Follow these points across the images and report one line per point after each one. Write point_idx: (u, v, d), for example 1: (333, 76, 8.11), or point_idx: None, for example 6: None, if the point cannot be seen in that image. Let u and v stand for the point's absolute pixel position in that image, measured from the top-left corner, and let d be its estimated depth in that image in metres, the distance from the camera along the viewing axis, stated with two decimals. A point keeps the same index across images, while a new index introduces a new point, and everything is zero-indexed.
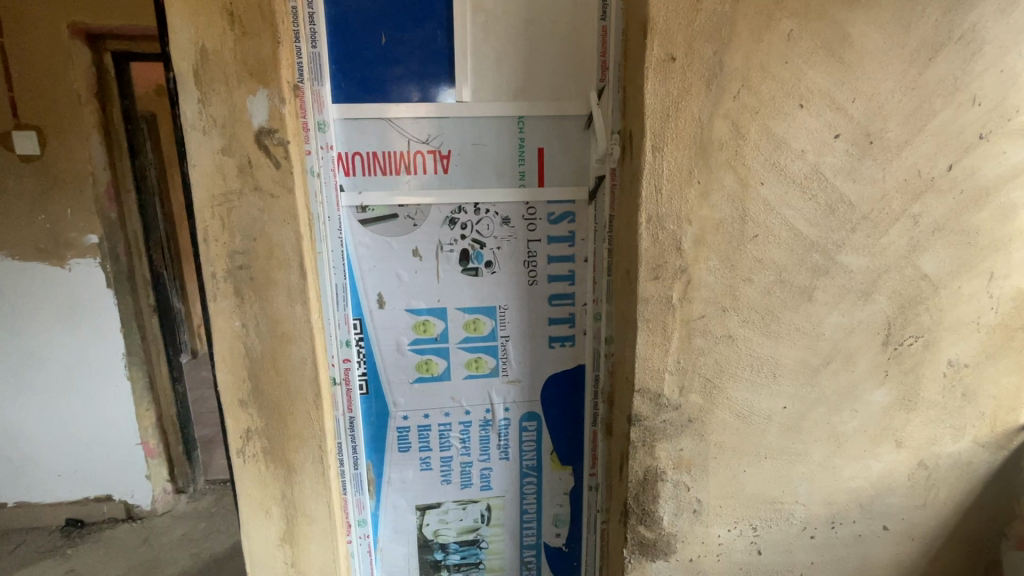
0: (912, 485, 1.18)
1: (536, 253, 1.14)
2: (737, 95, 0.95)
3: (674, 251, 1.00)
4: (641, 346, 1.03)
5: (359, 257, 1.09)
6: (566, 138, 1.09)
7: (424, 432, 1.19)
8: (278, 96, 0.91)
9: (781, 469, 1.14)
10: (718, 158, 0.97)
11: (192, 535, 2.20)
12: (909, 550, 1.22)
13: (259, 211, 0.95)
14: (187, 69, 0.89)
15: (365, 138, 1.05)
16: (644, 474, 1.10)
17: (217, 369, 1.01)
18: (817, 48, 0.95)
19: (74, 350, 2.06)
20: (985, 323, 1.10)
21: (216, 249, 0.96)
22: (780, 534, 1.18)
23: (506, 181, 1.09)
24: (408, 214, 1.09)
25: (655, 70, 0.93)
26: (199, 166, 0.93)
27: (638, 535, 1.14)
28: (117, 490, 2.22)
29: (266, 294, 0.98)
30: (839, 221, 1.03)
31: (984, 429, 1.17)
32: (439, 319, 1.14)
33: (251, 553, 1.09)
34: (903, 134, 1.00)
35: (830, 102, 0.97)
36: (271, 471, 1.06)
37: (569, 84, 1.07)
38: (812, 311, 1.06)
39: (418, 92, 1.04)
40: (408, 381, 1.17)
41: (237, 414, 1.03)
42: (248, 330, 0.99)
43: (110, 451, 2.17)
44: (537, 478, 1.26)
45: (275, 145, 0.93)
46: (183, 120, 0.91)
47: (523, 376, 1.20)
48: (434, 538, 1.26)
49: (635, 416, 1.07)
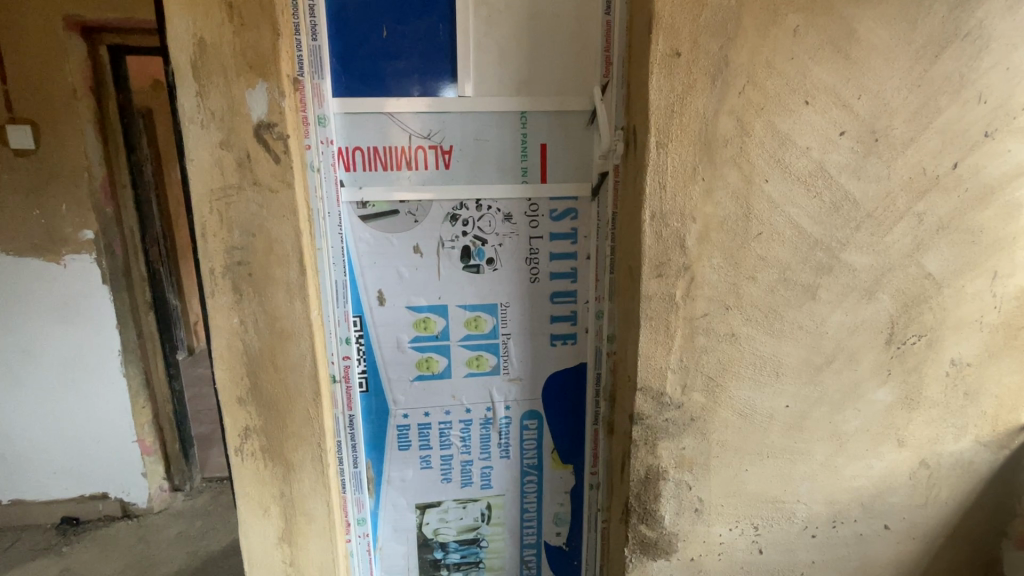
0: (913, 484, 1.18)
1: (538, 251, 1.13)
2: (742, 91, 0.94)
3: (678, 249, 0.99)
4: (644, 344, 1.03)
5: (359, 253, 1.08)
6: (569, 134, 1.08)
7: (424, 431, 1.18)
8: (277, 89, 0.90)
9: (783, 468, 1.14)
10: (723, 154, 0.96)
11: (188, 534, 2.18)
12: (910, 549, 1.22)
13: (258, 206, 0.93)
14: (185, 61, 0.88)
15: (365, 133, 1.04)
16: (646, 473, 1.09)
17: (215, 366, 0.99)
18: (823, 45, 0.94)
19: (69, 347, 2.04)
20: (988, 323, 1.10)
21: (214, 244, 0.94)
22: (781, 534, 1.18)
23: (508, 177, 1.08)
24: (408, 210, 1.08)
25: (660, 66, 0.92)
26: (197, 160, 0.91)
27: (639, 534, 1.13)
28: (113, 488, 2.21)
29: (265, 290, 0.97)
30: (843, 219, 1.02)
31: (986, 428, 1.16)
32: (440, 317, 1.13)
33: (249, 552, 1.08)
34: (909, 131, 1.00)
35: (836, 99, 0.96)
36: (270, 469, 1.05)
37: (572, 79, 1.06)
38: (815, 309, 1.06)
39: (419, 87, 1.03)
40: (408, 379, 1.16)
41: (235, 411, 1.02)
42: (246, 327, 0.98)
43: (106, 448, 2.16)
44: (538, 477, 1.25)
45: (274, 139, 0.91)
46: (181, 113, 0.89)
47: (524, 375, 1.19)
48: (434, 537, 1.25)
49: (637, 415, 1.06)
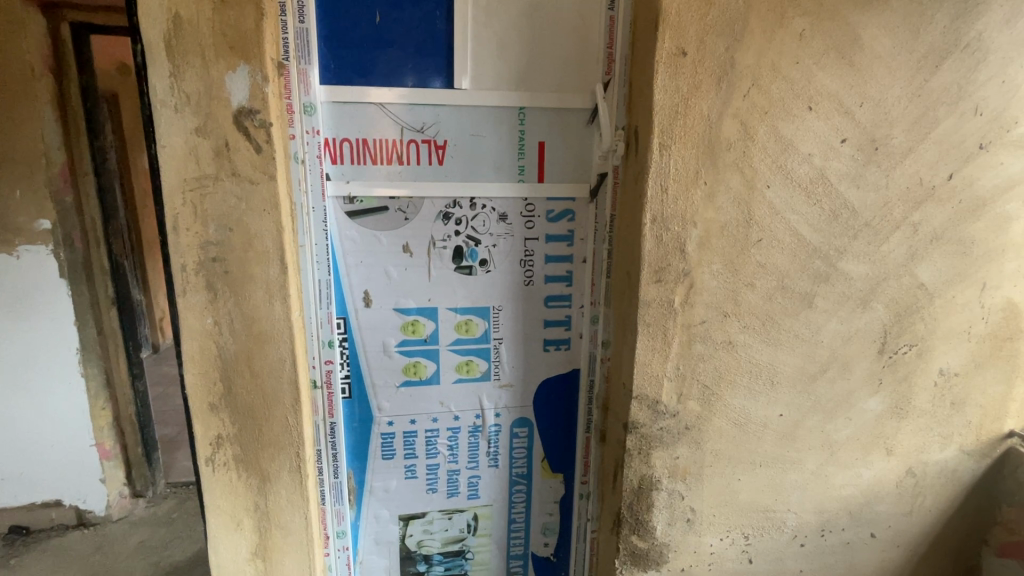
0: (900, 492, 1.18)
1: (534, 252, 1.09)
2: (747, 94, 0.92)
3: (677, 254, 0.96)
4: (640, 351, 1.00)
5: (344, 252, 1.02)
6: (568, 132, 1.04)
7: (409, 439, 1.13)
8: (260, 73, 0.83)
9: (775, 478, 1.12)
10: (726, 158, 0.93)
11: (151, 543, 2.08)
12: (894, 557, 1.23)
13: (236, 199, 0.87)
14: (157, 38, 0.80)
15: (354, 123, 0.98)
16: (639, 483, 1.07)
17: (184, 369, 0.92)
18: (828, 50, 0.92)
19: (20, 344, 1.90)
20: (975, 333, 1.11)
21: (187, 239, 0.87)
22: (771, 543, 1.17)
23: (504, 175, 1.04)
24: (399, 206, 1.02)
25: (665, 65, 0.89)
26: (168, 147, 0.84)
27: (630, 545, 1.11)
28: (69, 495, 2.07)
29: (242, 290, 0.90)
30: (842, 227, 1.01)
31: (971, 437, 1.18)
32: (429, 320, 1.08)
33: (218, 569, 1.01)
34: (908, 141, 0.99)
35: (838, 106, 0.95)
36: (243, 481, 0.98)
37: (573, 75, 1.02)
38: (811, 318, 1.05)
39: (413, 77, 0.98)
40: (394, 385, 1.10)
41: (207, 419, 0.95)
42: (220, 329, 0.91)
43: (60, 451, 2.01)
44: (527, 486, 1.21)
45: (256, 127, 0.85)
46: (152, 96, 0.82)
47: (515, 380, 1.14)
48: (418, 549, 1.20)
49: (632, 424, 1.04)
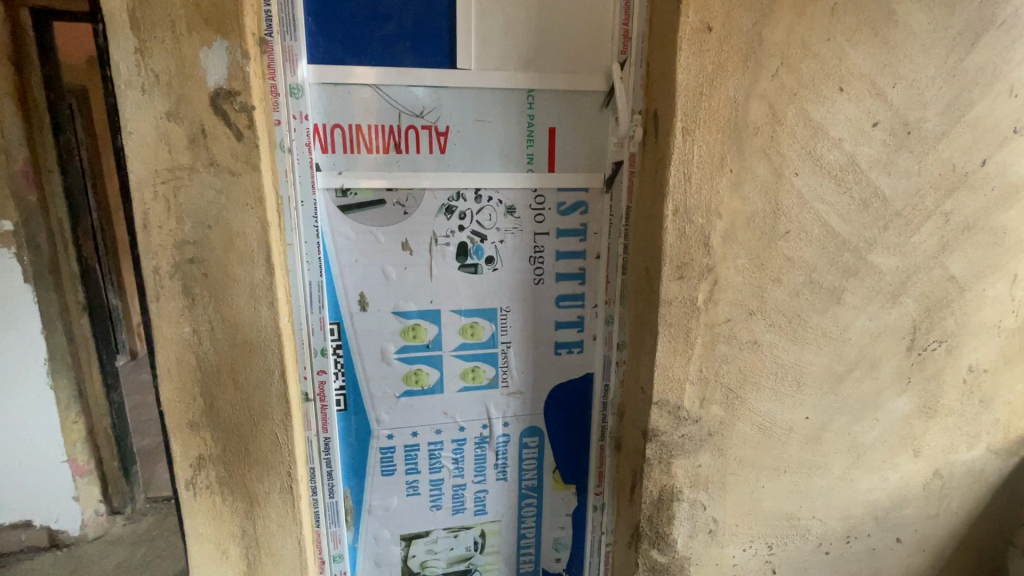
0: (927, 494, 1.13)
1: (543, 248, 1.01)
2: (776, 74, 0.85)
3: (701, 248, 0.89)
4: (661, 353, 0.93)
5: (337, 250, 0.93)
6: (579, 117, 0.96)
7: (411, 453, 1.04)
8: (240, 49, 0.74)
9: (800, 484, 1.06)
10: (753, 144, 0.86)
11: (130, 563, 1.96)
12: (919, 561, 1.18)
13: (215, 193, 0.77)
14: (119, 8, 0.70)
15: (346, 108, 0.88)
16: (659, 494, 1.00)
17: (159, 384, 0.82)
18: (860, 26, 0.86)
19: None
20: (1005, 327, 1.06)
21: (159, 237, 0.77)
22: (795, 552, 1.11)
23: (511, 165, 0.95)
24: (397, 200, 0.93)
25: (689, 41, 0.81)
26: (135, 134, 0.74)
27: (650, 560, 1.04)
28: (40, 515, 1.93)
29: (224, 294, 0.80)
30: (872, 217, 0.95)
31: (998, 435, 1.13)
32: (431, 324, 0.99)
33: None
34: (941, 125, 0.93)
35: (871, 87, 0.89)
36: (229, 505, 0.89)
37: (585, 55, 0.94)
38: (840, 314, 0.98)
39: (411, 57, 0.89)
40: (394, 395, 1.01)
41: (186, 438, 0.85)
42: (200, 338, 0.81)
43: (28, 470, 1.87)
44: (537, 499, 1.13)
45: (236, 111, 0.75)
46: (116, 75, 0.72)
47: (524, 387, 1.06)
48: (422, 570, 1.11)
49: (652, 432, 0.96)
